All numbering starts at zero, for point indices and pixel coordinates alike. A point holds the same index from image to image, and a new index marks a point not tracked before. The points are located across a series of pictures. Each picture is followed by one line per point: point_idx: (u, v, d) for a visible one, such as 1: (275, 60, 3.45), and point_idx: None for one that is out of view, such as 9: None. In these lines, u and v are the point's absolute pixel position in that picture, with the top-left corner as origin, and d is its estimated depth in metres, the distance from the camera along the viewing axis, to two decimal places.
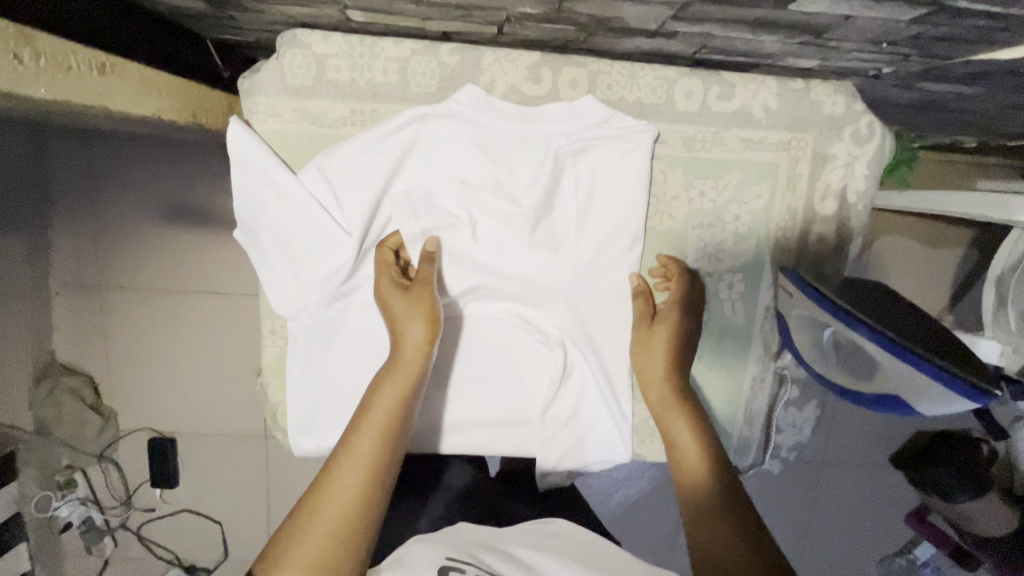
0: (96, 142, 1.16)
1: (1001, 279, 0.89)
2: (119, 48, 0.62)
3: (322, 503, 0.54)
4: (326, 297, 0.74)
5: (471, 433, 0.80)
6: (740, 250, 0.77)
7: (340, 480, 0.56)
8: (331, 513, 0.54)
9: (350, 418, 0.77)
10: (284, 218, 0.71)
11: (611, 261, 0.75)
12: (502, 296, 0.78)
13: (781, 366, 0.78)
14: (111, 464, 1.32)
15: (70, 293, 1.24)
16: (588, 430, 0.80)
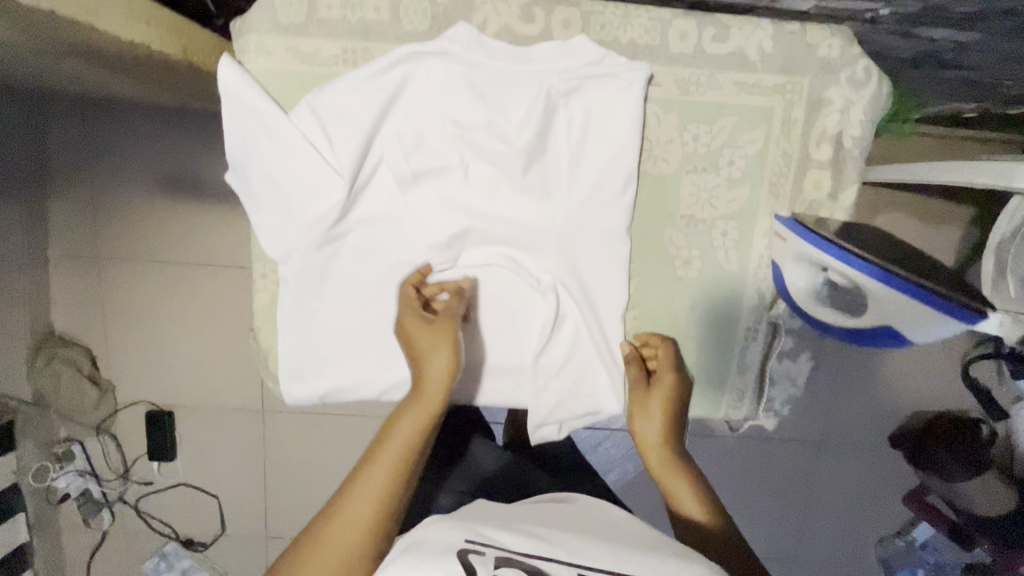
0: (92, 109, 1.16)
1: (1001, 246, 0.89)
2: None
3: (331, 525, 0.56)
4: (315, 240, 0.74)
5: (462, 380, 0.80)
6: (735, 197, 0.76)
7: (350, 506, 0.57)
8: (337, 537, 0.55)
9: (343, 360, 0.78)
10: (274, 158, 0.71)
11: (605, 204, 0.74)
12: (494, 242, 0.76)
13: (774, 315, 0.78)
14: (108, 437, 1.32)
15: (67, 263, 1.24)
16: (580, 382, 0.79)
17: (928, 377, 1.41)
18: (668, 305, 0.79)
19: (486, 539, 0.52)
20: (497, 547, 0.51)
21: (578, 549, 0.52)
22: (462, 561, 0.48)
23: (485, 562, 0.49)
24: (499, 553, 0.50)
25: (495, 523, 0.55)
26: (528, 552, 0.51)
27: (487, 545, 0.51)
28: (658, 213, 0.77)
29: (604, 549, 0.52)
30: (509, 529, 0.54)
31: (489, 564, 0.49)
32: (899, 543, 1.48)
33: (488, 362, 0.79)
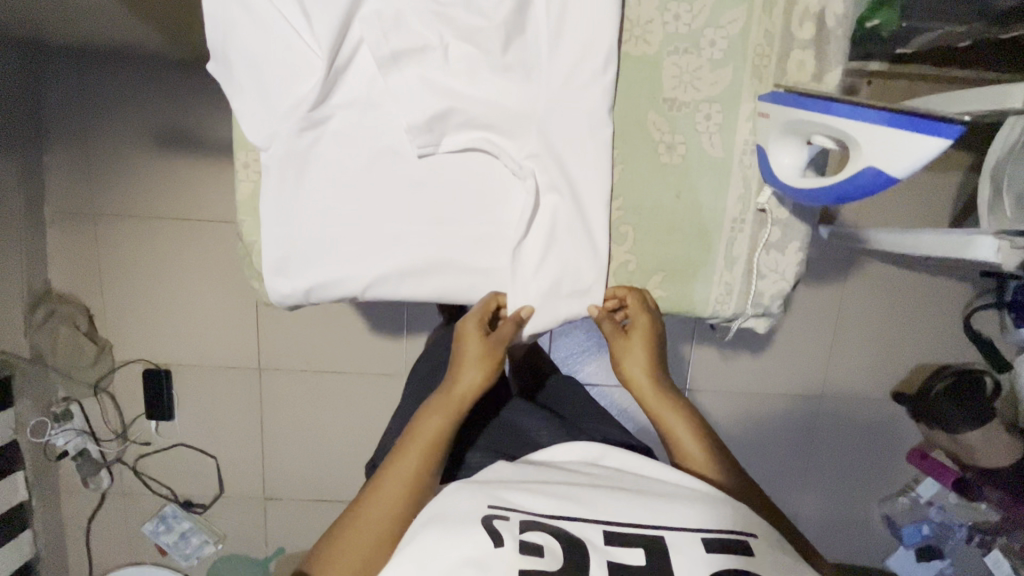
0: (84, 62, 1.17)
1: (998, 169, 0.90)
2: None
3: (356, 521, 0.54)
4: (286, 125, 0.55)
5: (429, 283, 0.60)
6: (718, 75, 0.57)
7: (376, 504, 0.55)
8: (363, 533, 0.54)
9: (299, 254, 0.58)
10: (244, 29, 0.53)
11: (588, 82, 0.55)
12: (467, 116, 0.56)
13: (763, 202, 0.59)
14: (106, 396, 1.32)
15: (64, 220, 1.25)
16: (562, 292, 0.61)
17: (918, 323, 1.38)
18: (657, 192, 0.59)
19: (508, 503, 0.53)
20: (520, 509, 0.53)
21: (604, 506, 0.54)
22: (489, 530, 0.50)
23: (509, 529, 0.50)
24: (523, 517, 0.52)
25: (512, 482, 0.56)
26: (554, 509, 0.53)
27: (510, 510, 0.53)
28: (637, 91, 0.57)
29: (628, 502, 0.54)
30: (529, 485, 0.56)
31: (514, 529, 0.50)
32: (903, 501, 1.45)
33: (459, 268, 0.60)
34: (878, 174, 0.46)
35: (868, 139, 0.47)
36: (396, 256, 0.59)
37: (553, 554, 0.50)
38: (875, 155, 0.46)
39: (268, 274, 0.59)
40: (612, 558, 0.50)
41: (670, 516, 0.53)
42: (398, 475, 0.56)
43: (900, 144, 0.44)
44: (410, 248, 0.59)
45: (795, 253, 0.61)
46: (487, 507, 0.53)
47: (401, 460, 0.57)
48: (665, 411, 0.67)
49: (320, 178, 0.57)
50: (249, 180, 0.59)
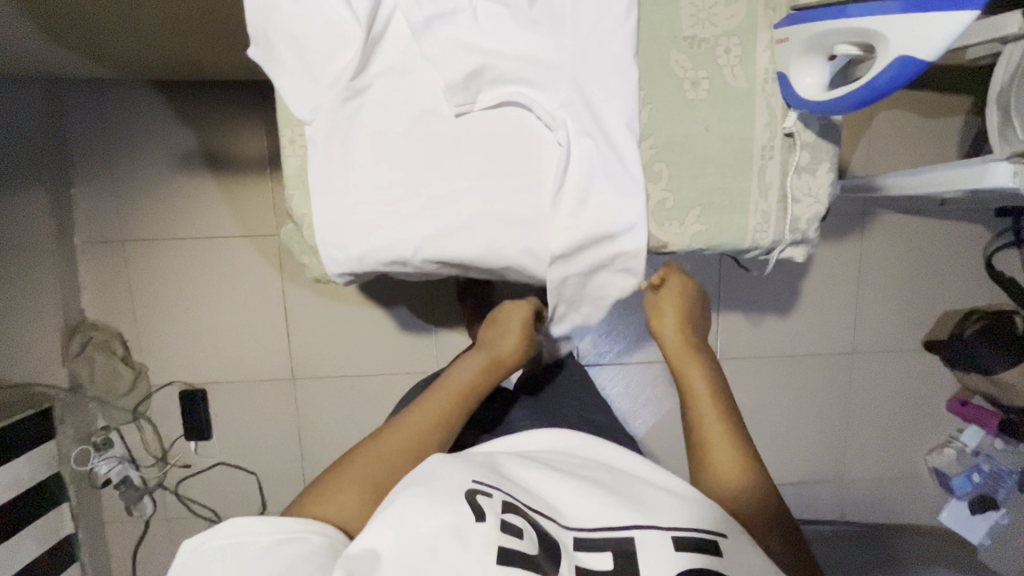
0: (102, 95, 1.22)
1: (1002, 94, 0.91)
2: None
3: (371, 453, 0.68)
4: (331, 94, 0.58)
5: (476, 240, 0.61)
6: (732, 9, 0.60)
7: (405, 431, 0.70)
8: (388, 450, 0.68)
9: (351, 221, 0.61)
10: (285, 6, 0.56)
11: (610, 29, 0.58)
12: (500, 73, 0.58)
13: (790, 127, 0.61)
14: (145, 421, 1.33)
15: (93, 250, 1.28)
16: (605, 238, 0.62)
17: (938, 271, 1.39)
18: (685, 129, 0.61)
19: (492, 482, 0.58)
20: (502, 492, 0.58)
21: (585, 501, 0.59)
22: (473, 504, 0.54)
23: (493, 508, 0.55)
24: (506, 499, 0.57)
25: (499, 472, 0.61)
26: (532, 503, 0.58)
27: (494, 489, 0.57)
28: (657, 32, 0.60)
29: (599, 499, 0.59)
30: (515, 480, 0.60)
31: (496, 507, 0.55)
32: (949, 451, 1.44)
33: (502, 219, 0.61)
34: (906, 61, 0.48)
35: (890, 32, 0.49)
36: (441, 217, 0.61)
37: (529, 538, 0.53)
38: (906, 43, 0.48)
39: (321, 246, 0.62)
40: (581, 562, 0.54)
41: (642, 513, 0.58)
42: (427, 412, 0.72)
43: (926, 21, 0.47)
44: (453, 204, 0.61)
45: (824, 176, 0.63)
46: (472, 483, 0.57)
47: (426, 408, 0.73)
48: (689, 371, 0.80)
49: (366, 145, 0.60)
50: (295, 155, 0.62)
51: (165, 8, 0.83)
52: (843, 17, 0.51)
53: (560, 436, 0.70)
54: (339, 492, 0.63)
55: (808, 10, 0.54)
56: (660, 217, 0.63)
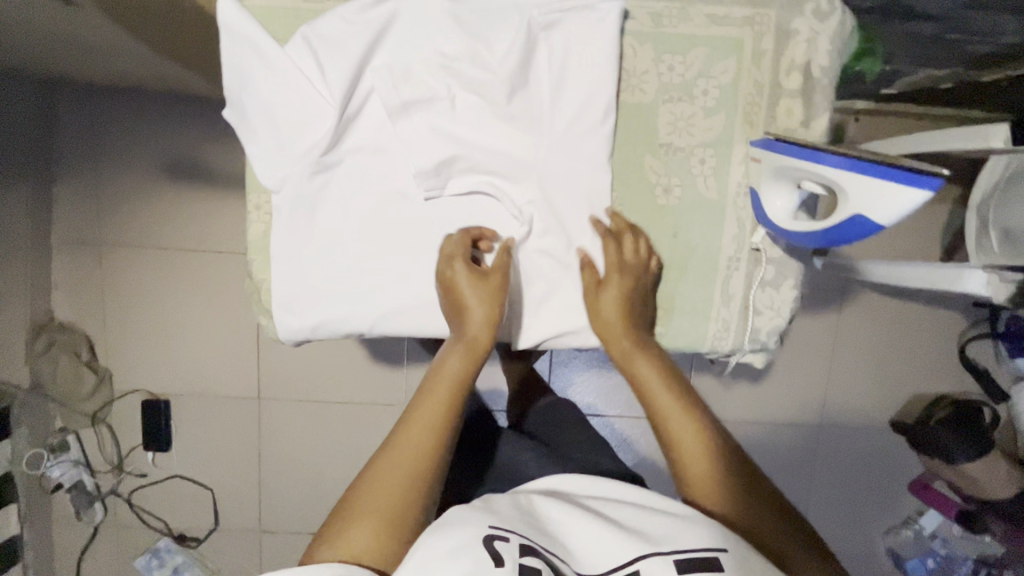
0: (94, 98, 1.21)
1: (982, 207, 0.92)
2: None
3: (367, 488, 0.53)
4: (304, 169, 0.58)
5: (441, 324, 0.62)
6: (711, 122, 0.60)
7: (402, 444, 0.54)
8: (393, 478, 0.53)
9: (312, 293, 0.61)
10: (262, 80, 0.56)
11: (590, 136, 0.58)
12: (476, 168, 0.59)
13: (757, 242, 0.61)
14: (104, 427, 1.31)
15: (69, 250, 1.27)
16: (561, 331, 0.63)
17: (913, 352, 1.40)
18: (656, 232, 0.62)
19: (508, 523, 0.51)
20: (523, 535, 0.51)
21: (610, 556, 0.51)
22: (491, 550, 0.48)
23: (511, 552, 0.48)
24: (523, 541, 0.50)
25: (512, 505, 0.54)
26: (545, 544, 0.51)
27: (512, 531, 0.50)
28: (634, 139, 0.60)
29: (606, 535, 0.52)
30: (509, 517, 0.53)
31: (515, 552, 0.48)
32: (907, 532, 1.44)
33: None
34: (866, 224, 0.49)
35: (859, 187, 0.49)
36: (409, 299, 0.61)
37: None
38: (867, 203, 0.49)
39: (275, 311, 0.61)
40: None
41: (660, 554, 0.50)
42: (422, 424, 0.55)
43: (887, 189, 0.47)
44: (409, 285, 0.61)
45: (789, 291, 0.63)
46: (489, 528, 0.50)
47: (412, 428, 0.55)
48: (634, 361, 0.60)
49: (336, 220, 0.60)
50: (260, 221, 0.61)
51: (157, 38, 0.81)
52: (812, 162, 0.51)
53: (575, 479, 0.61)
54: (354, 533, 0.50)
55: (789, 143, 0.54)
56: None
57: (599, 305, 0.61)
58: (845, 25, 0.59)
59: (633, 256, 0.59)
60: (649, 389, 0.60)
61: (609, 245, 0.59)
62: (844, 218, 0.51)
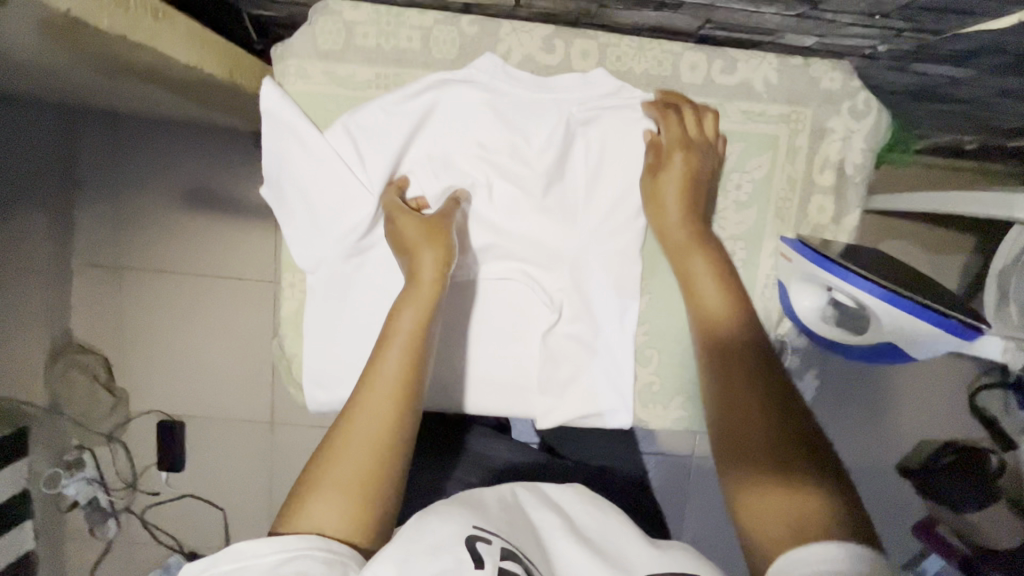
0: (119, 127, 1.22)
1: (1003, 273, 0.88)
2: None
3: (329, 462, 0.47)
4: (341, 253, 0.60)
5: (481, 400, 0.67)
6: (743, 217, 0.66)
7: (362, 407, 0.49)
8: (362, 439, 0.48)
9: (345, 374, 0.63)
10: (302, 168, 0.59)
11: (624, 231, 0.65)
12: (513, 258, 0.65)
13: (782, 336, 0.70)
14: (119, 446, 1.33)
15: (89, 273, 1.29)
16: (584, 413, 0.67)
17: (923, 399, 1.40)
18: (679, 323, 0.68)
19: (490, 526, 0.45)
20: (505, 539, 0.45)
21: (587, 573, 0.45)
22: (473, 554, 0.41)
23: (493, 555, 0.42)
24: (506, 546, 0.44)
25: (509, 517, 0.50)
26: (531, 555, 0.45)
27: (494, 535, 0.44)
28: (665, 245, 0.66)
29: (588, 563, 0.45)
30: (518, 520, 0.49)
31: (497, 556, 0.42)
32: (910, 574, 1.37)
33: (497, 377, 0.67)
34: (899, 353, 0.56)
35: (906, 330, 0.53)
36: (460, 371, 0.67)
37: None
38: (905, 340, 0.54)
39: (305, 384, 0.63)
40: None
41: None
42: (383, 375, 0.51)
43: (930, 339, 0.52)
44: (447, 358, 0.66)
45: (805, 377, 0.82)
46: (473, 529, 0.44)
47: (371, 390, 0.50)
48: (692, 257, 0.60)
49: (381, 308, 0.62)
50: (292, 299, 0.64)
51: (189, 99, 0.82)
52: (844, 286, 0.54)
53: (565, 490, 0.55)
54: (321, 515, 0.45)
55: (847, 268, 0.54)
56: None
57: (658, 201, 0.62)
58: (880, 124, 0.65)
59: (696, 130, 0.61)
60: (713, 310, 0.58)
61: (673, 118, 0.61)
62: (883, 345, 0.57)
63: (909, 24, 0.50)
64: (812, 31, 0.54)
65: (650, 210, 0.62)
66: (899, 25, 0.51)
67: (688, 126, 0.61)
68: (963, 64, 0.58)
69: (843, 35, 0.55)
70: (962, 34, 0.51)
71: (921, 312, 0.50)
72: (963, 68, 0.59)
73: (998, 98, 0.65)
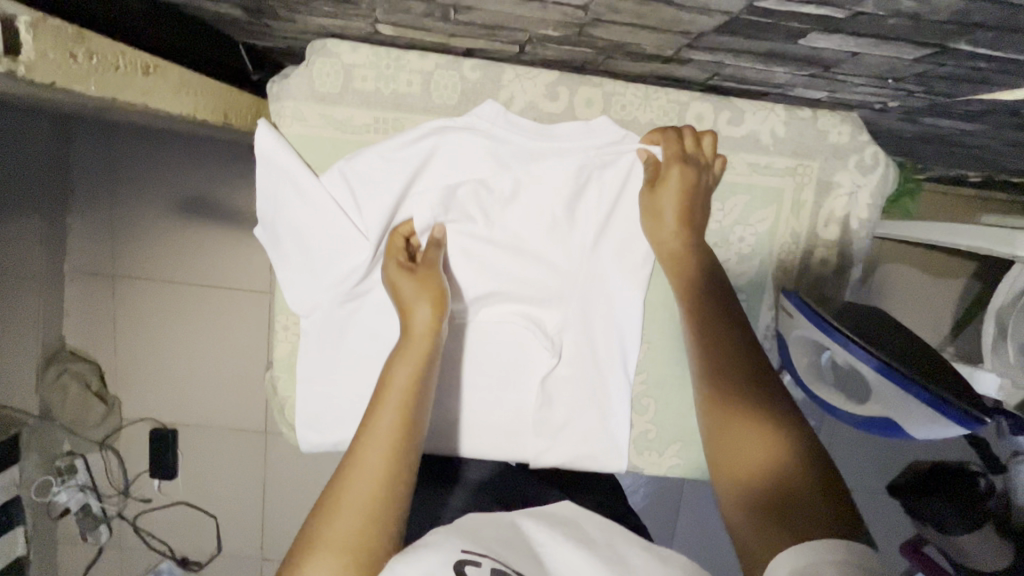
0: (113, 133, 1.20)
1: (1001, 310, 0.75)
2: (135, 37, 0.52)
3: (327, 517, 0.45)
4: (339, 297, 0.64)
5: (478, 434, 0.71)
6: (745, 269, 0.68)
7: (360, 460, 0.48)
8: (361, 491, 0.46)
9: (346, 408, 0.67)
10: (303, 216, 0.61)
11: (620, 276, 0.67)
12: (511, 301, 0.68)
13: None
14: (111, 453, 1.33)
15: (82, 280, 1.28)
16: (577, 448, 0.71)
17: None
18: (675, 371, 0.71)
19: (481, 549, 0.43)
20: (498, 561, 0.42)
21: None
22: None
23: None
24: (496, 568, 0.41)
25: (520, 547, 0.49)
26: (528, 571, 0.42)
27: (484, 556, 0.42)
28: (662, 291, 0.69)
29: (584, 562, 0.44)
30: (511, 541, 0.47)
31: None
32: None
33: (496, 420, 0.71)
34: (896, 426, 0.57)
35: (903, 404, 0.54)
36: (458, 407, 0.70)
37: None
38: (903, 415, 0.56)
39: (299, 427, 0.68)
40: None
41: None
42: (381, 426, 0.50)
43: (926, 417, 0.53)
44: (450, 399, 0.70)
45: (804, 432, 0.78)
46: (461, 554, 0.42)
47: (368, 444, 0.49)
48: (683, 269, 0.62)
49: (389, 345, 0.65)
50: (286, 340, 0.68)
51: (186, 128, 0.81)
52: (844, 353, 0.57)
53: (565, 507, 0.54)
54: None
55: (828, 324, 0.58)
56: (643, 441, 0.73)
57: (655, 215, 0.62)
58: (887, 179, 0.67)
59: (693, 148, 0.60)
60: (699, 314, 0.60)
61: (670, 137, 0.60)
62: (882, 415, 0.59)
63: (914, 86, 0.50)
64: (820, 86, 0.54)
65: (648, 225, 0.63)
66: (911, 87, 0.51)
67: (685, 140, 0.60)
68: (970, 121, 0.58)
69: (850, 91, 0.55)
70: (974, 97, 0.51)
71: (915, 392, 0.51)
72: (970, 123, 0.59)
73: (1002, 148, 0.65)
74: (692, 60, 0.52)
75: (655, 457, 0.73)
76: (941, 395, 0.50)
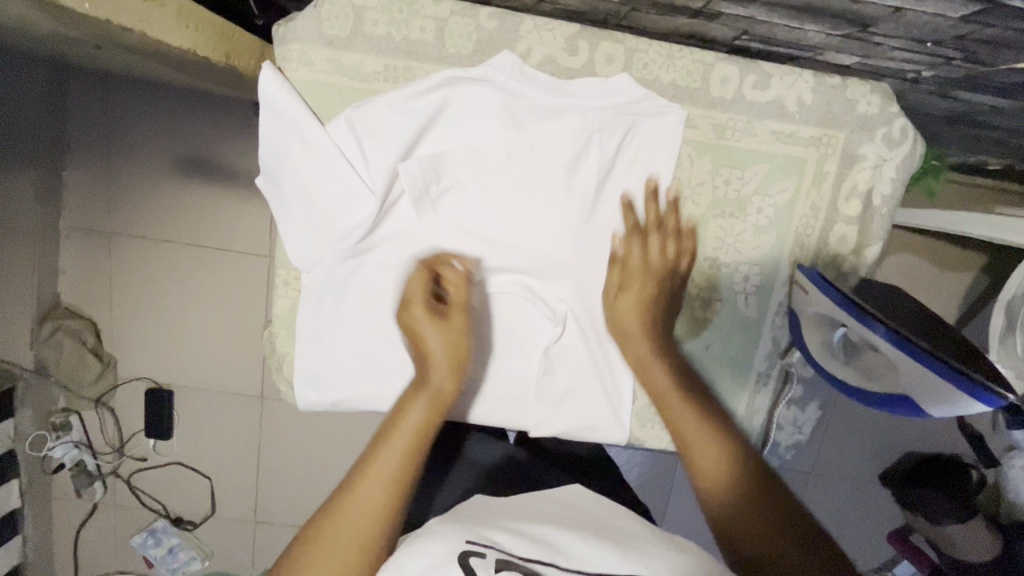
0: (112, 83, 1.17)
1: (1012, 303, 0.74)
2: None
3: (319, 544, 0.47)
4: (343, 252, 0.63)
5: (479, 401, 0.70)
6: (760, 243, 0.67)
7: (363, 492, 0.49)
8: (355, 524, 0.48)
9: (348, 364, 0.66)
10: (306, 165, 0.59)
11: None
12: (519, 265, 0.66)
13: (788, 363, 0.71)
14: (107, 411, 1.32)
15: (78, 235, 1.25)
16: (579, 419, 0.70)
17: None
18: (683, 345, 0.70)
19: (487, 539, 0.44)
20: (504, 550, 0.43)
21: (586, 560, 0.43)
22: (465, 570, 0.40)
23: (486, 568, 0.41)
24: (502, 556, 0.42)
25: (524, 517, 0.48)
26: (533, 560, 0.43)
27: (489, 547, 0.43)
28: None
29: (595, 548, 0.44)
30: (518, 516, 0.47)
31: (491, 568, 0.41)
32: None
33: (497, 386, 0.70)
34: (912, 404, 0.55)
35: (921, 377, 0.52)
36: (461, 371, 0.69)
37: None
38: (914, 391, 0.54)
39: (298, 386, 0.67)
40: None
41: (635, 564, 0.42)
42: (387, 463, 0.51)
43: (943, 391, 0.51)
44: None
45: (809, 413, 0.76)
46: (467, 543, 0.43)
47: (373, 478, 0.50)
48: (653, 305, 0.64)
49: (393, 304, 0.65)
50: (286, 296, 0.67)
51: (188, 78, 0.78)
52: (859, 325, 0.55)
53: (569, 492, 0.54)
54: None
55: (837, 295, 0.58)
56: (645, 414, 0.72)
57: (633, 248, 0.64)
58: (914, 154, 0.65)
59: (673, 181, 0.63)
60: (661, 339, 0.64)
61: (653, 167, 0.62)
62: (897, 391, 0.57)
63: (952, 48, 0.48)
64: (852, 49, 0.53)
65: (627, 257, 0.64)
66: (950, 51, 0.49)
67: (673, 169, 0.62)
68: (1004, 95, 0.56)
69: (881, 57, 0.54)
70: (1013, 66, 0.49)
71: (931, 362, 0.49)
72: (1004, 99, 0.57)
73: None
74: (722, 14, 0.51)
75: (657, 431, 0.72)
76: (958, 367, 0.48)
